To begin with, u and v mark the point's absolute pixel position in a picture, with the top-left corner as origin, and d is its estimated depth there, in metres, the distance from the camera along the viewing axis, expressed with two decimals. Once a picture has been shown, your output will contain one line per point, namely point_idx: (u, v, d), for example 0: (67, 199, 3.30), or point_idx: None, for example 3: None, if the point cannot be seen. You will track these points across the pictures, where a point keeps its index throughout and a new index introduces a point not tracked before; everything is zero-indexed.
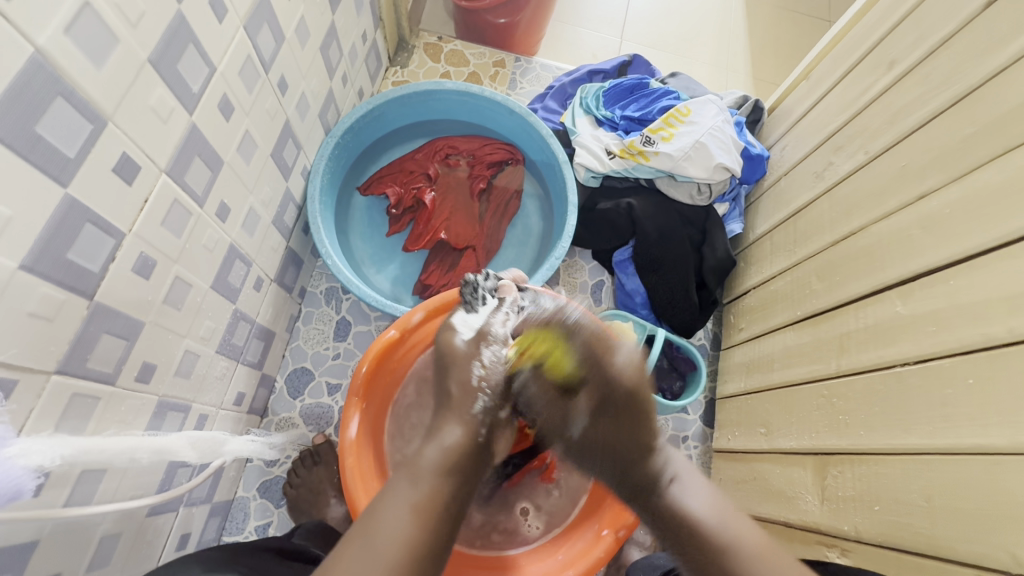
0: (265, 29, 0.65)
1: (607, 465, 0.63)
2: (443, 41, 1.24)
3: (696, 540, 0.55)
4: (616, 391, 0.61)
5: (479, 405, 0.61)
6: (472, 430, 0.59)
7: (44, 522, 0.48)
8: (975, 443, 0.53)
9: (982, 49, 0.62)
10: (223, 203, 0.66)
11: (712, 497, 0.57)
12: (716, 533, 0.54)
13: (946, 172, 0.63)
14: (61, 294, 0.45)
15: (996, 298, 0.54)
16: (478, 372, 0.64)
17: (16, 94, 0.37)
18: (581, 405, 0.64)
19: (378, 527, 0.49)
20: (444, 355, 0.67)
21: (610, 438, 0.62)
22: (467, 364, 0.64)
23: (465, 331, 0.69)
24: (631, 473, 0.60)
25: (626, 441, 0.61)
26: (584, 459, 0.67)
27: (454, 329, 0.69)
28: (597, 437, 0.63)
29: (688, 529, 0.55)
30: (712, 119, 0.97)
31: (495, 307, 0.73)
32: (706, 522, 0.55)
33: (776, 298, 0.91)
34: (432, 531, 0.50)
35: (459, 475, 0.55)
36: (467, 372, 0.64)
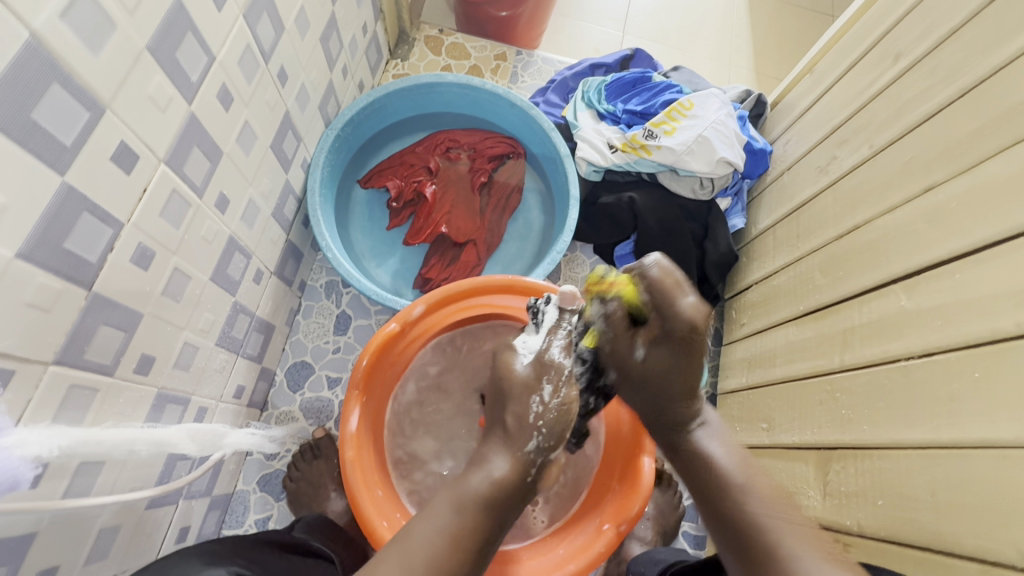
0: (265, 18, 0.64)
1: (641, 397, 0.64)
2: (443, 34, 1.23)
3: (716, 481, 0.57)
4: (673, 325, 0.58)
5: (533, 444, 0.55)
6: (521, 468, 0.54)
7: (42, 514, 0.48)
8: (979, 437, 0.52)
9: (989, 41, 0.62)
10: (223, 194, 0.66)
11: (736, 450, 0.61)
12: (734, 476, 0.57)
13: (952, 165, 0.63)
14: (59, 283, 0.44)
15: (1002, 292, 0.53)
16: (535, 407, 0.56)
17: (11, 80, 0.37)
18: (641, 337, 0.61)
19: (413, 548, 0.49)
20: (500, 381, 0.60)
21: (664, 367, 0.60)
22: (524, 397, 0.57)
23: (528, 355, 0.62)
24: (663, 412, 0.63)
25: (669, 378, 0.61)
26: (631, 391, 0.65)
27: (514, 354, 0.62)
28: (652, 366, 0.61)
29: (709, 469, 0.59)
30: (715, 113, 0.96)
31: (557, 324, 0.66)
32: (723, 465, 0.59)
33: (779, 293, 0.91)
34: (461, 563, 0.50)
35: (499, 509, 0.52)
36: (525, 404, 0.56)
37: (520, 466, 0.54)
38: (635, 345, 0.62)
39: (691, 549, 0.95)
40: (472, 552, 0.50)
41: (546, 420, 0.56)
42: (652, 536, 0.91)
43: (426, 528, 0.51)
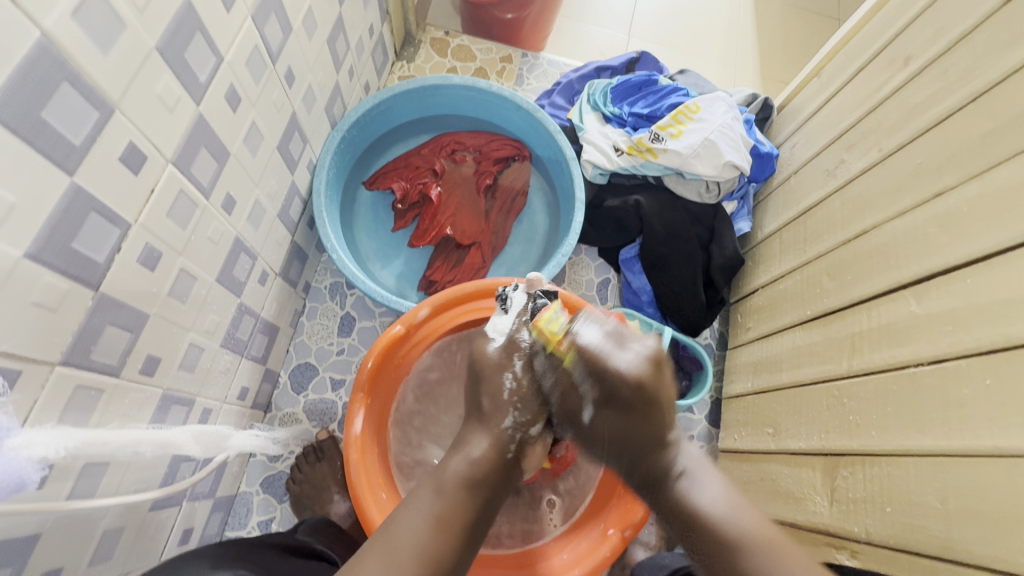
0: (273, 20, 0.64)
1: (619, 436, 0.61)
2: (449, 36, 1.23)
3: (706, 535, 0.54)
4: (622, 391, 0.59)
5: (509, 421, 0.61)
6: (500, 445, 0.60)
7: (46, 515, 0.48)
8: (992, 444, 0.52)
9: (1001, 44, 0.62)
10: (229, 195, 0.65)
11: (724, 492, 0.56)
12: (727, 530, 0.53)
13: (963, 170, 0.63)
14: (66, 284, 0.44)
15: (1014, 297, 0.53)
16: (509, 384, 0.63)
17: (21, 79, 0.36)
18: (589, 397, 0.62)
19: (401, 534, 0.51)
20: (477, 363, 0.65)
21: (621, 430, 0.61)
22: (498, 375, 0.63)
23: (501, 337, 0.66)
24: (641, 454, 0.60)
25: (635, 418, 0.59)
26: (593, 445, 0.66)
27: (488, 337, 0.68)
28: (605, 428, 0.62)
29: (698, 522, 0.54)
30: (721, 117, 0.96)
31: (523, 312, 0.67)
32: (712, 514, 0.54)
33: (785, 297, 0.90)
34: (451, 543, 0.51)
35: (484, 488, 0.56)
36: (499, 382, 0.63)
37: (496, 447, 0.59)
38: (581, 413, 0.64)
39: None
40: (458, 534, 0.52)
41: (519, 397, 0.62)
42: (656, 541, 0.91)
43: (412, 515, 0.52)
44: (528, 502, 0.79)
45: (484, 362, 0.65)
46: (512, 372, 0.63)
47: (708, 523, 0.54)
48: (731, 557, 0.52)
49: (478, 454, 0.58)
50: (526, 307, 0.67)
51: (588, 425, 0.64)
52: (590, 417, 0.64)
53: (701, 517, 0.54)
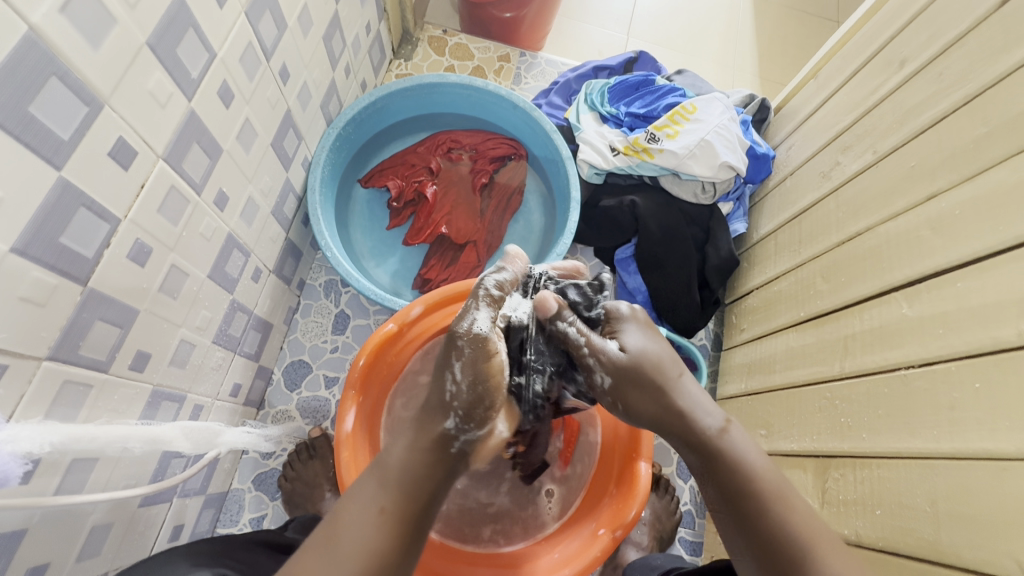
0: (267, 16, 0.64)
1: (647, 390, 0.54)
2: (447, 34, 1.23)
3: (743, 492, 0.49)
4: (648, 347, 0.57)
5: (451, 422, 0.51)
6: (442, 442, 0.50)
7: (33, 510, 0.48)
8: (981, 448, 0.52)
9: (995, 48, 0.62)
10: (222, 192, 0.65)
11: (768, 462, 0.52)
12: (761, 483, 0.50)
13: (957, 172, 0.62)
14: (53, 278, 0.44)
15: (1005, 300, 0.53)
16: (450, 388, 0.52)
17: (9, 73, 0.36)
18: (601, 377, 0.57)
19: (343, 534, 0.44)
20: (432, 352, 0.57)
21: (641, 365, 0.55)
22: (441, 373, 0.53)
23: (482, 314, 0.57)
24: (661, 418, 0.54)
25: (645, 378, 0.55)
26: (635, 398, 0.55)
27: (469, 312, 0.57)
28: (619, 367, 0.56)
29: (735, 476, 0.50)
30: (718, 117, 0.96)
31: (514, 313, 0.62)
32: (752, 471, 0.50)
33: (780, 299, 0.90)
34: (400, 533, 0.45)
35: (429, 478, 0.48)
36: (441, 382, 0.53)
37: (436, 443, 0.50)
38: (597, 379, 0.57)
39: (687, 556, 0.95)
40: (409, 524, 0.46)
41: (461, 400, 0.52)
42: (648, 542, 0.91)
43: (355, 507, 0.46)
44: (528, 493, 0.79)
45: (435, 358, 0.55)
46: (454, 373, 0.53)
47: (746, 475, 0.50)
48: (765, 510, 0.48)
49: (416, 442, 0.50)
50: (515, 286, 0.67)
51: (607, 392, 0.57)
52: (610, 386, 0.56)
53: (736, 470, 0.50)
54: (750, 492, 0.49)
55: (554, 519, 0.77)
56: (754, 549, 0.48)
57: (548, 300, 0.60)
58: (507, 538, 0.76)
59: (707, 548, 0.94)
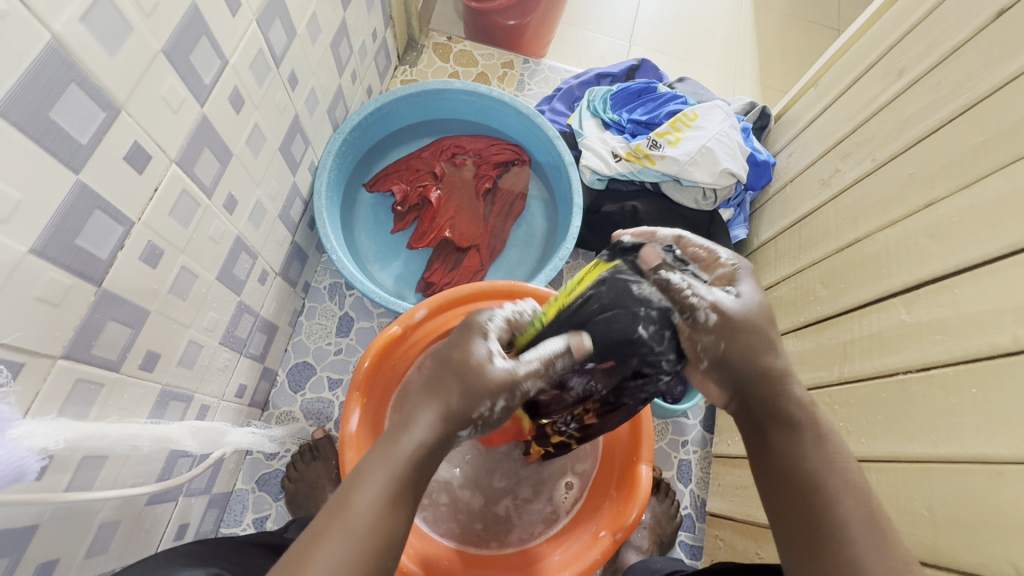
0: (278, 23, 0.65)
1: (755, 340, 0.49)
2: (452, 41, 1.25)
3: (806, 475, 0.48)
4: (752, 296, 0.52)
5: (465, 432, 0.46)
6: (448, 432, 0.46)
7: (45, 506, 0.49)
8: (976, 453, 0.53)
9: (992, 59, 0.63)
10: (230, 195, 0.66)
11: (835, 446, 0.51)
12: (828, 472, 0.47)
13: (953, 181, 0.63)
14: (68, 279, 0.45)
15: (1001, 307, 0.54)
16: (482, 412, 0.45)
17: (31, 80, 0.38)
18: (703, 314, 0.49)
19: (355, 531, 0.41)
20: (461, 363, 0.46)
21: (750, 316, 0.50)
22: (472, 392, 0.45)
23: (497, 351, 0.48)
24: (755, 377, 0.50)
25: (748, 339, 0.49)
26: (737, 348, 0.49)
27: (479, 343, 0.48)
28: (736, 321, 0.49)
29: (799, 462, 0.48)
30: (719, 125, 0.97)
31: (555, 354, 0.49)
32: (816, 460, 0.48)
33: (780, 305, 0.91)
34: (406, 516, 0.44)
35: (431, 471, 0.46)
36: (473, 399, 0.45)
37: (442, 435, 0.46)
38: (699, 318, 0.49)
39: (687, 559, 0.95)
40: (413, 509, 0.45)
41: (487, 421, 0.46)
42: (649, 544, 0.92)
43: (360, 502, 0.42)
44: (546, 485, 0.81)
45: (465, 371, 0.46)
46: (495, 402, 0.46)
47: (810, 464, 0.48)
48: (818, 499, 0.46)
49: (428, 439, 0.45)
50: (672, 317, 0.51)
51: (713, 332, 0.49)
52: (715, 325, 0.49)
53: (805, 459, 0.48)
54: (819, 484, 0.47)
55: (567, 510, 0.79)
56: (794, 528, 0.47)
57: (653, 250, 0.55)
58: (519, 536, 0.77)
59: (706, 552, 0.94)
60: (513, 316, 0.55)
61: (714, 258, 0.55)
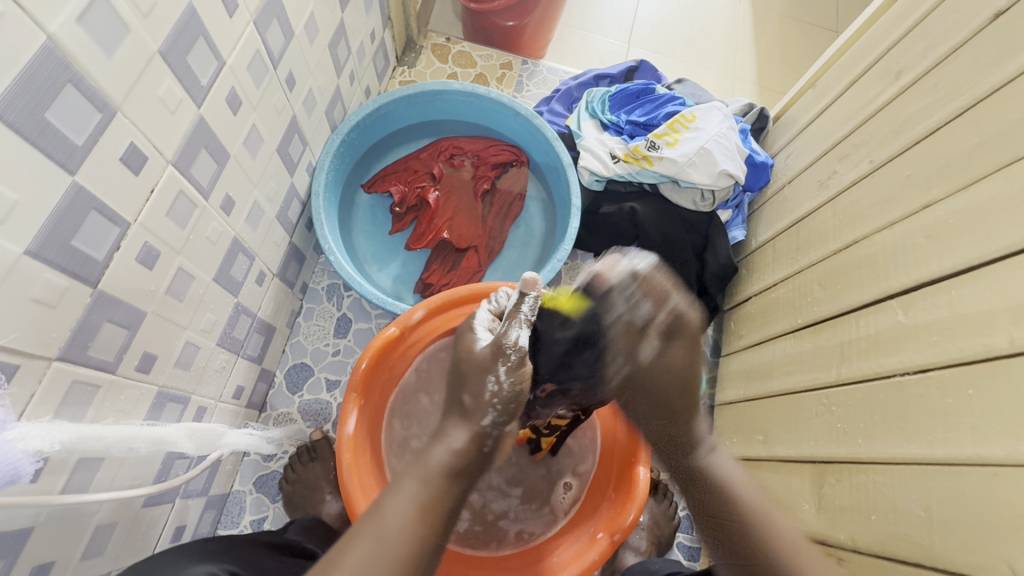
0: (275, 24, 0.65)
1: (675, 386, 0.61)
2: (451, 42, 1.25)
3: (722, 503, 0.58)
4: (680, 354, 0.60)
5: (488, 419, 0.53)
6: (478, 438, 0.52)
7: (41, 508, 0.48)
8: (973, 454, 0.53)
9: (989, 61, 0.63)
10: (228, 197, 0.66)
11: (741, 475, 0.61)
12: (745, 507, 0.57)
13: (950, 183, 0.63)
14: (64, 280, 0.45)
15: (998, 308, 0.54)
16: (491, 388, 0.54)
17: (26, 81, 0.37)
18: (624, 366, 0.60)
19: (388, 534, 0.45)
20: (460, 360, 0.59)
21: (685, 365, 0.60)
22: (479, 376, 0.55)
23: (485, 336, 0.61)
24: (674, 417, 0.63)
25: (665, 388, 0.61)
26: (653, 388, 0.61)
27: (472, 335, 0.62)
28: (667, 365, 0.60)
29: (723, 497, 0.58)
30: (717, 126, 0.97)
31: (516, 308, 0.60)
32: (735, 494, 0.58)
33: (778, 306, 0.91)
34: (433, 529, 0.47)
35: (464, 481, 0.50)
36: (482, 383, 0.55)
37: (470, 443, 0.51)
38: (627, 351, 0.58)
39: (685, 561, 0.95)
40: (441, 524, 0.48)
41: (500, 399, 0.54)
42: (647, 546, 0.92)
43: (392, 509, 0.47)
44: (545, 485, 0.81)
45: (469, 360, 0.57)
46: (496, 375, 0.55)
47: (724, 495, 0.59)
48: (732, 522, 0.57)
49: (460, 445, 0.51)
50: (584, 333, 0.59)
51: (636, 364, 0.59)
52: (648, 360, 0.59)
53: (715, 490, 0.59)
54: (734, 509, 0.58)
55: (565, 511, 0.79)
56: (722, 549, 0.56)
57: (609, 275, 0.58)
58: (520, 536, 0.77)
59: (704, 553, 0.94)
60: (492, 309, 0.67)
61: (660, 303, 0.58)
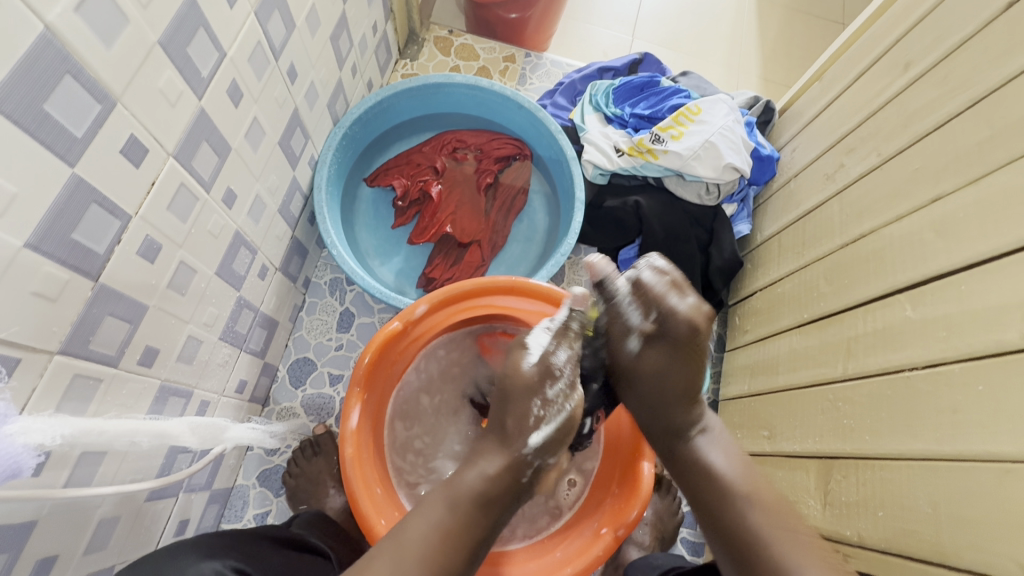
0: (276, 16, 0.64)
1: (659, 364, 0.62)
2: (453, 34, 1.24)
3: (712, 485, 0.58)
4: (677, 330, 0.60)
5: (530, 445, 0.56)
6: (515, 466, 0.55)
7: (43, 502, 0.48)
8: (982, 450, 0.52)
9: (1001, 51, 0.62)
10: (230, 190, 0.66)
11: (738, 455, 0.61)
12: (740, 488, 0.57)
13: (960, 176, 0.62)
14: (65, 274, 0.45)
15: (1008, 303, 0.53)
16: (535, 411, 0.57)
17: (24, 72, 0.37)
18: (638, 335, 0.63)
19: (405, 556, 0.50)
20: (506, 379, 0.59)
21: (665, 365, 0.62)
22: (525, 398, 0.58)
23: (535, 351, 0.61)
24: (671, 392, 0.62)
25: (657, 365, 0.63)
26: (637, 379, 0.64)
27: (522, 351, 0.61)
28: (647, 369, 0.63)
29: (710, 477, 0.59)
30: (723, 118, 0.96)
31: (566, 325, 0.65)
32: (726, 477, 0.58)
33: (783, 301, 0.90)
34: (455, 550, 0.52)
35: (493, 507, 0.54)
36: (526, 407, 0.57)
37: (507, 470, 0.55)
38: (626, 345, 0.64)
39: (688, 556, 0.95)
40: (463, 549, 0.52)
41: (545, 422, 0.57)
42: (650, 541, 0.92)
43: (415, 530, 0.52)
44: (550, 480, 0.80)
45: (515, 380, 0.58)
46: (541, 398, 0.58)
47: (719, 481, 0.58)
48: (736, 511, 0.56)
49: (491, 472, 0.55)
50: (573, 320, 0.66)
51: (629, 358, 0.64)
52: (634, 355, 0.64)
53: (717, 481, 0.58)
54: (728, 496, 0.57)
55: (569, 507, 0.79)
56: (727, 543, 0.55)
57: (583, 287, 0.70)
58: (524, 531, 0.77)
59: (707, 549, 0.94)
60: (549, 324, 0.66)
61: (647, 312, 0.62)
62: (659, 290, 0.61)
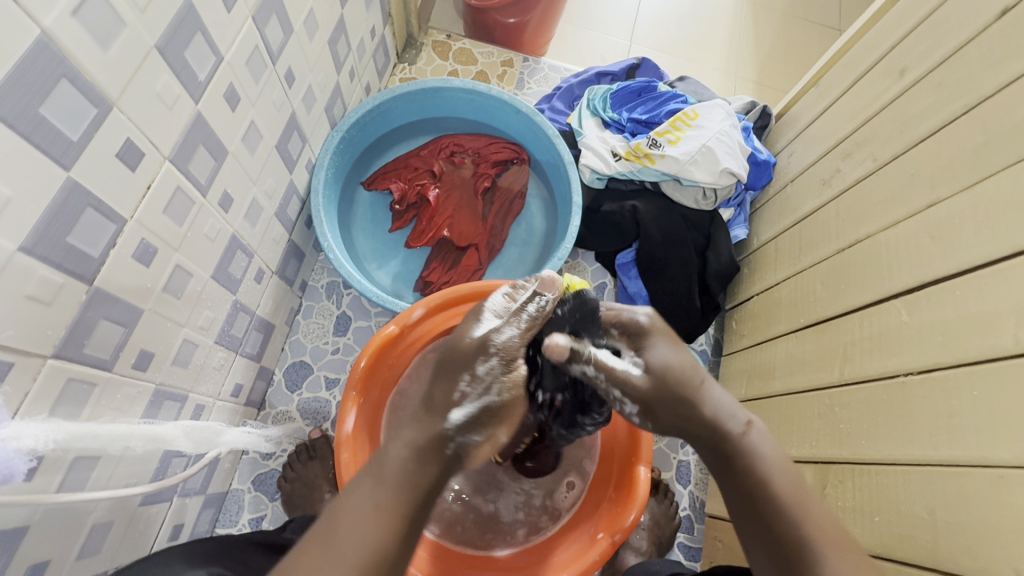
0: (274, 20, 0.65)
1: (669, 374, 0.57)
2: (451, 39, 1.24)
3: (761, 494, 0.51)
4: (631, 330, 0.61)
5: (454, 419, 0.54)
6: (439, 441, 0.52)
7: (36, 507, 0.48)
8: (978, 456, 0.52)
9: (996, 58, 0.62)
10: (227, 193, 0.66)
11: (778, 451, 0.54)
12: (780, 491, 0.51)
13: (955, 183, 0.63)
14: (59, 278, 0.45)
15: (1003, 309, 0.53)
16: (461, 386, 0.56)
17: (18, 77, 0.37)
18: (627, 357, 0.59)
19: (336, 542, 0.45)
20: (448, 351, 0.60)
21: (659, 382, 0.57)
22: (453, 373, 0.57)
23: (485, 325, 0.60)
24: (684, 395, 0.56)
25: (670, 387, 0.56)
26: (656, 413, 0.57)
27: (474, 321, 0.61)
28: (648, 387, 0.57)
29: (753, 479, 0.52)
30: (719, 124, 0.97)
31: (523, 304, 0.62)
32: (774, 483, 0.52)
33: (780, 305, 0.91)
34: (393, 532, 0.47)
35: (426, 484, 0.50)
36: (454, 382, 0.56)
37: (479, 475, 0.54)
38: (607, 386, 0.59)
39: (685, 561, 0.95)
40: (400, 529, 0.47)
41: (472, 396, 0.56)
42: (647, 546, 0.91)
43: (349, 515, 0.47)
44: (550, 480, 0.81)
45: (455, 351, 0.59)
46: (472, 372, 0.57)
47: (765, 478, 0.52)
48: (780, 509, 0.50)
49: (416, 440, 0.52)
50: (529, 304, 0.62)
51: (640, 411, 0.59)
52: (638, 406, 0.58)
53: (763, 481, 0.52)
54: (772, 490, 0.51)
55: (567, 509, 0.79)
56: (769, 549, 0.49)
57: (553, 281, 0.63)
58: (524, 534, 0.77)
59: (705, 554, 0.94)
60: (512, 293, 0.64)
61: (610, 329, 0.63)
62: (612, 312, 0.64)
